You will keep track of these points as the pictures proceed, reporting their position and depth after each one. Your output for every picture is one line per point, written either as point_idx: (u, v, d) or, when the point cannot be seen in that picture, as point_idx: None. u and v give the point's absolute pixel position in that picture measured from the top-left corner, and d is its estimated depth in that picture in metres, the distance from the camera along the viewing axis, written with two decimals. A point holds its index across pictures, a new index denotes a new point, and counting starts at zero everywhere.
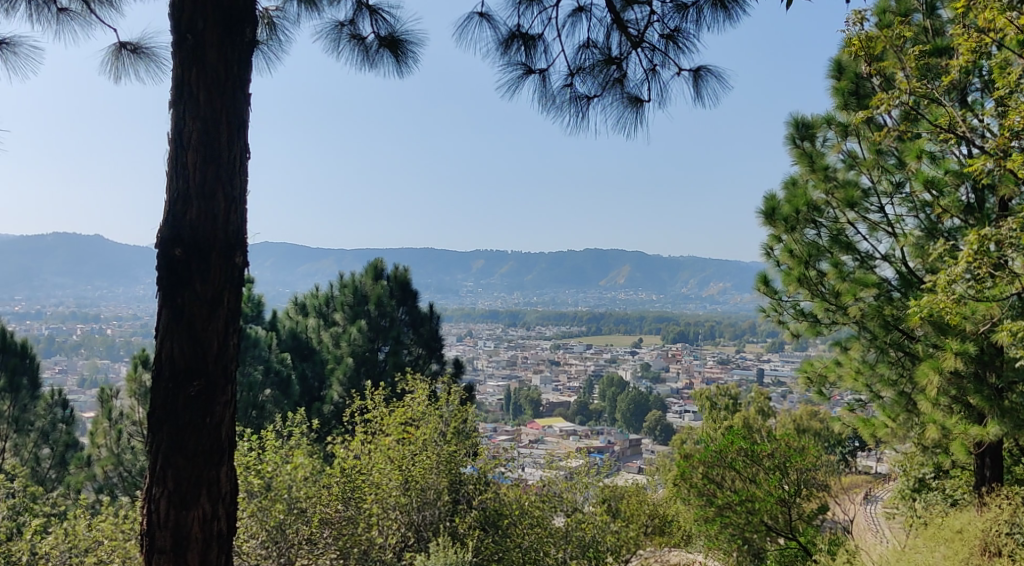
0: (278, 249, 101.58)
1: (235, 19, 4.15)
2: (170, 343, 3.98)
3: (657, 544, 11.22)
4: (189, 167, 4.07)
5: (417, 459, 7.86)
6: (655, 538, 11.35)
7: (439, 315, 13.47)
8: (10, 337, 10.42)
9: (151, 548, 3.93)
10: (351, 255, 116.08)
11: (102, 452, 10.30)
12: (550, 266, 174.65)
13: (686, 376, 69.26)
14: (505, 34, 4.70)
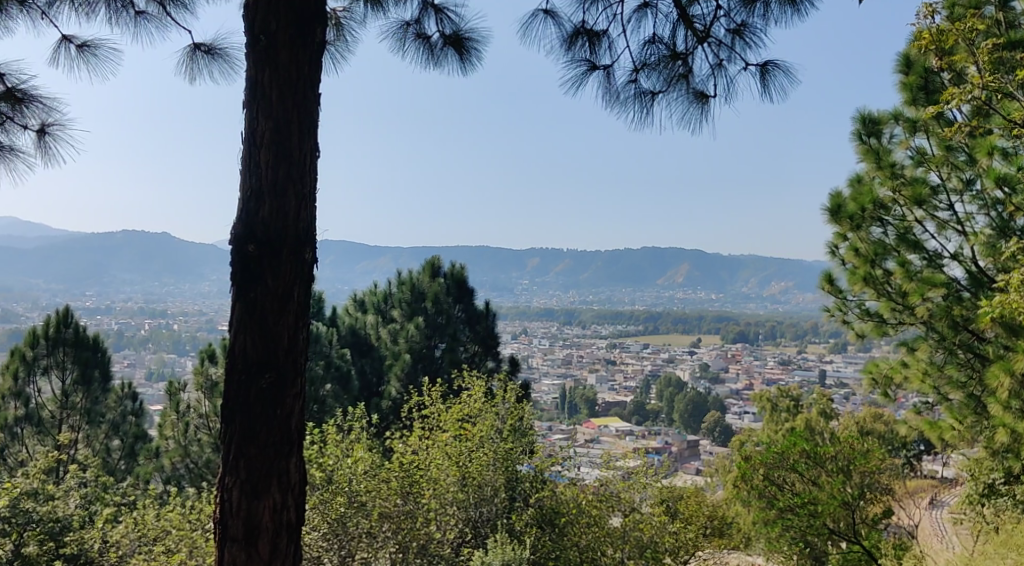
0: (334, 249, 103.09)
1: (305, 18, 4.23)
2: (243, 338, 4.06)
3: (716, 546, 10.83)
4: (262, 165, 4.17)
5: (474, 456, 7.90)
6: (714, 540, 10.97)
7: (496, 312, 13.40)
8: (82, 332, 10.71)
9: (223, 538, 4.02)
10: (404, 253, 117.07)
11: (170, 444, 10.56)
12: (600, 266, 174.00)
13: (744, 377, 68.45)
14: (569, 32, 4.71)
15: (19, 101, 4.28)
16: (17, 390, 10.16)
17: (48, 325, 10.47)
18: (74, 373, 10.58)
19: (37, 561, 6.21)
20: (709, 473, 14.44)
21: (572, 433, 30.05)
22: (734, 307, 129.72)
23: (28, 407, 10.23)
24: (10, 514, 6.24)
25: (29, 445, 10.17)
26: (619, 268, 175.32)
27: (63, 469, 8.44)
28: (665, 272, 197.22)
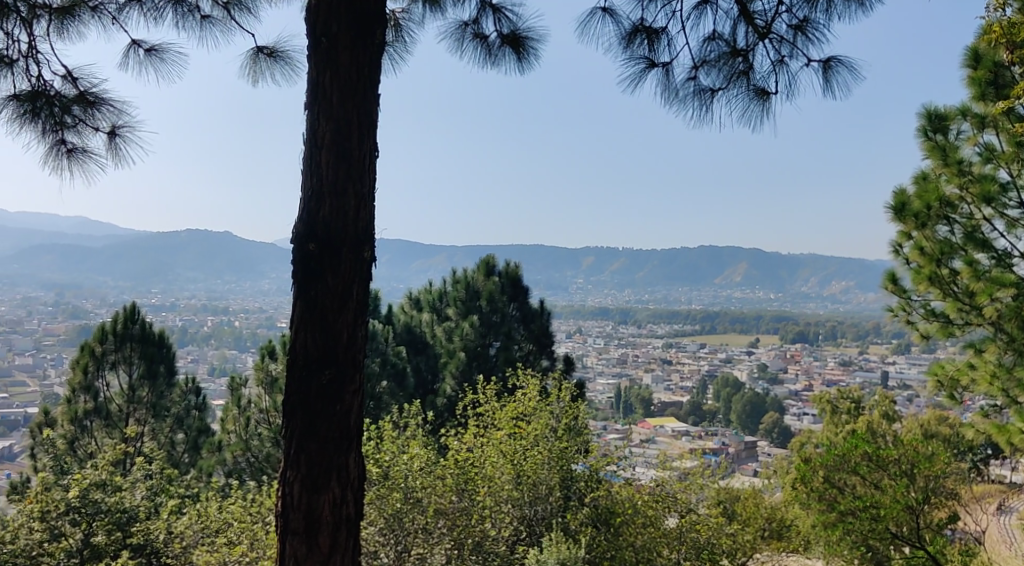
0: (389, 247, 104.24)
1: (366, 21, 4.27)
2: (304, 336, 4.13)
3: (773, 549, 10.25)
4: (322, 165, 4.23)
5: (529, 454, 7.92)
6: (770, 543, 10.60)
7: (551, 311, 13.36)
8: (148, 328, 10.99)
9: (285, 529, 4.09)
10: (458, 250, 117.73)
11: (232, 438, 10.86)
12: (655, 265, 172.45)
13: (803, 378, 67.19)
14: (628, 30, 4.68)
15: (88, 104, 4.35)
16: (86, 384, 10.48)
17: (116, 321, 10.79)
18: (140, 368, 10.84)
19: (106, 551, 6.42)
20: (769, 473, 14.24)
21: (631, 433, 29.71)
22: (791, 307, 127.32)
23: (97, 401, 10.55)
24: (79, 505, 6.49)
25: (97, 437, 10.49)
26: (673, 266, 173.45)
27: (131, 462, 8.71)
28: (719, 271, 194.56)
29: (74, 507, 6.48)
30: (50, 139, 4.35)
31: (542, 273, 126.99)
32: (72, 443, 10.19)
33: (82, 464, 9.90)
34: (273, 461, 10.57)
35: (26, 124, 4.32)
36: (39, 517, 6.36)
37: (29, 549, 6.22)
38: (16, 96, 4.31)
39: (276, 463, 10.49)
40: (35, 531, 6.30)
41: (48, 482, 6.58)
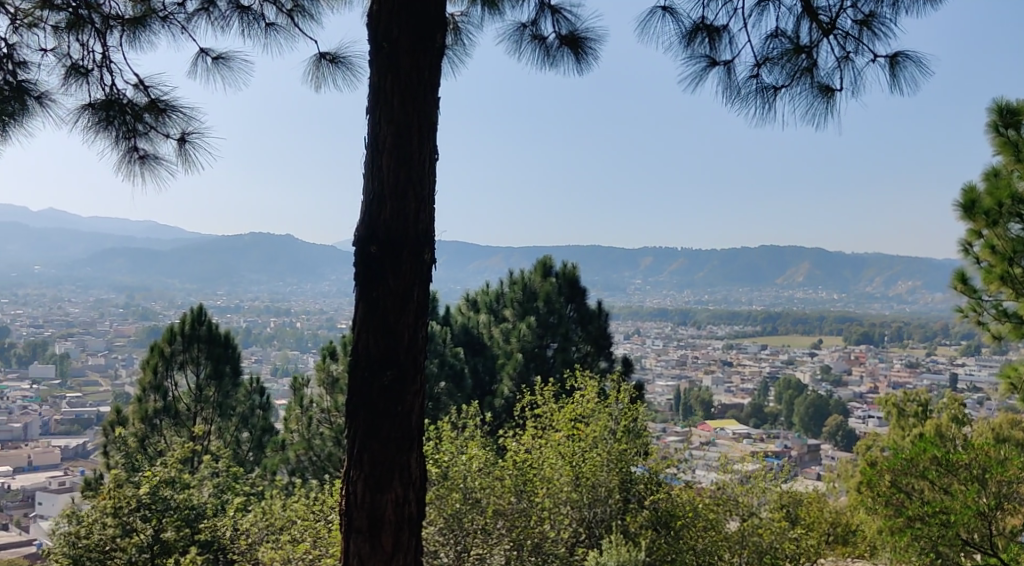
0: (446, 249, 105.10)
1: (426, 26, 4.31)
2: (365, 337, 4.18)
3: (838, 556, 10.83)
4: (383, 168, 4.28)
5: (587, 456, 7.90)
6: (837, 548, 10.98)
7: (609, 312, 13.27)
8: (215, 329, 11.25)
9: (349, 528, 4.15)
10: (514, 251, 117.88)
11: (295, 437, 11.17)
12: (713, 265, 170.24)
13: (867, 380, 65.50)
14: (688, 28, 4.62)
15: (159, 112, 4.46)
16: (156, 384, 10.78)
17: (184, 322, 11.08)
18: (206, 369, 11.12)
19: (175, 546, 6.59)
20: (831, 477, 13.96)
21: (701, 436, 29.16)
22: (856, 307, 124.21)
23: (166, 400, 10.82)
24: (150, 502, 6.65)
25: (166, 435, 10.72)
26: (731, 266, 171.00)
27: (199, 459, 8.93)
28: (778, 270, 191.04)
29: (144, 504, 6.64)
30: (123, 146, 4.47)
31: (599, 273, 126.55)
32: (143, 440, 10.47)
33: (153, 461, 10.16)
34: (334, 460, 10.82)
35: (101, 131, 4.44)
36: (112, 513, 6.56)
37: (103, 544, 6.44)
38: (91, 104, 4.44)
39: (337, 462, 10.78)
40: (108, 526, 6.48)
41: (121, 479, 6.80)
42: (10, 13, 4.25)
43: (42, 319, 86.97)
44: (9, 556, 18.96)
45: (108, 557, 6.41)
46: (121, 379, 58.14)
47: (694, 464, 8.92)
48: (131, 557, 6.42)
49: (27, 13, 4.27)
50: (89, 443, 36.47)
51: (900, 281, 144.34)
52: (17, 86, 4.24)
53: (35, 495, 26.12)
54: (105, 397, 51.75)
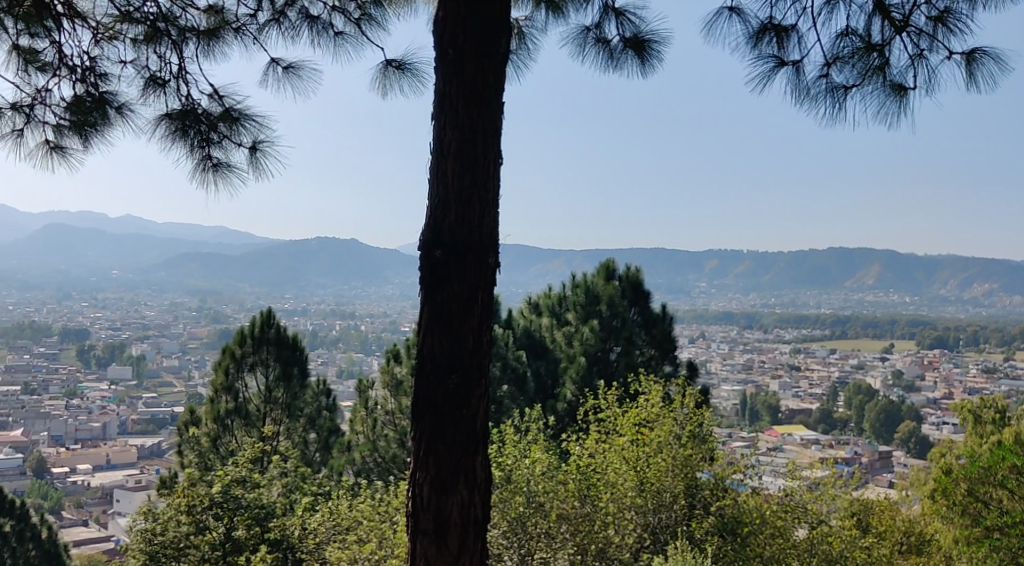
0: (510, 254, 105.38)
1: (490, 32, 4.34)
2: (430, 341, 4.23)
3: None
4: (448, 173, 4.31)
5: (652, 461, 7.89)
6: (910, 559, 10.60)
7: (673, 316, 13.14)
8: (283, 332, 11.53)
9: (415, 529, 4.20)
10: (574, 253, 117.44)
11: (360, 438, 11.96)
12: (777, 266, 166.93)
13: (943, 385, 63.36)
14: (756, 29, 4.54)
15: (233, 120, 4.58)
16: (228, 385, 11.04)
17: (254, 325, 11.34)
18: (275, 370, 11.35)
19: (246, 544, 6.71)
20: (902, 485, 13.64)
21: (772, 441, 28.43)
22: (929, 310, 120.31)
23: (237, 401, 11.07)
24: (222, 501, 6.82)
25: (237, 435, 10.98)
26: (796, 267, 167.42)
27: (268, 459, 9.12)
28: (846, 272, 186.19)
29: (217, 502, 6.81)
30: (198, 155, 4.59)
31: (660, 275, 125.50)
32: (215, 439, 10.72)
33: (224, 461, 10.39)
34: (398, 462, 11.51)
35: (177, 140, 4.57)
36: (186, 511, 6.77)
37: (177, 541, 6.64)
38: (168, 114, 4.58)
39: (401, 463, 11.48)
40: (183, 524, 6.70)
41: (194, 477, 7.03)
42: (93, 27, 4.40)
43: (119, 323, 90.66)
44: (89, 551, 19.78)
45: (182, 555, 6.60)
46: (194, 380, 60.33)
47: (762, 470, 8.70)
48: (205, 555, 6.61)
49: (107, 26, 4.41)
50: (165, 442, 37.80)
51: (975, 282, 139.12)
52: (98, 98, 4.38)
53: (113, 493, 27.23)
54: (179, 397, 53.71)
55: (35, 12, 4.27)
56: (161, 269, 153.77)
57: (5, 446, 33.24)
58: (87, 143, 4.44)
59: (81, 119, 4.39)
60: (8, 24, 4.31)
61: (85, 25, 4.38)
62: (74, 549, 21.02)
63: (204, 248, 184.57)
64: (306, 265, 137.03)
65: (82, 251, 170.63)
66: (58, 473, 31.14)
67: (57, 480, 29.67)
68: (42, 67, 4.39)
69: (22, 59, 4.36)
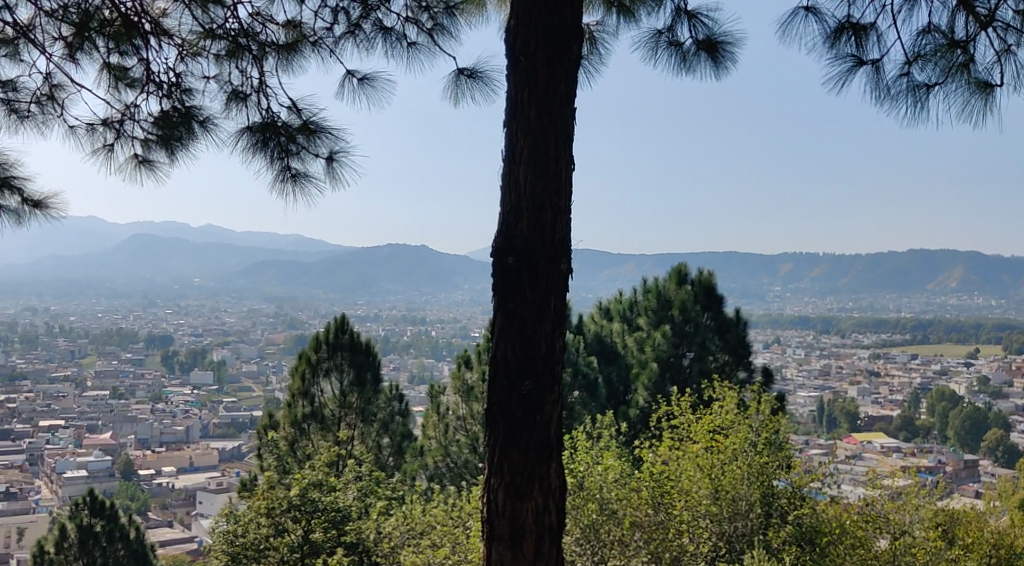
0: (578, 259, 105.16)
1: (564, 37, 4.18)
2: (504, 345, 4.08)
3: None
4: (521, 180, 4.16)
5: (727, 468, 7.81)
6: None
7: (748, 321, 12.85)
8: (356, 338, 11.71)
9: (491, 536, 4.06)
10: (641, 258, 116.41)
11: (433, 443, 12.08)
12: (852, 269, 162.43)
13: None
14: (833, 28, 4.44)
15: (311, 133, 4.68)
16: (304, 390, 11.30)
17: (328, 331, 11.62)
18: (349, 376, 11.54)
19: (323, 547, 6.83)
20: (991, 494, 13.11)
21: (860, 448, 27.35)
22: (1016, 313, 115.00)
23: (313, 405, 11.30)
24: (299, 504, 6.97)
25: (314, 439, 11.23)
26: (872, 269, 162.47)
27: (344, 463, 9.29)
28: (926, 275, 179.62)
29: (294, 505, 6.97)
30: (278, 166, 4.71)
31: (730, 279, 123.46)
32: (293, 443, 10.96)
33: (300, 464, 10.57)
34: (470, 467, 11.67)
35: (258, 152, 4.71)
36: (265, 513, 6.94)
37: (258, 543, 6.79)
38: (250, 128, 4.72)
39: (472, 468, 11.60)
40: (263, 526, 6.86)
41: (274, 480, 7.21)
42: (178, 44, 4.55)
43: (200, 330, 93.91)
44: (173, 551, 20.47)
45: (262, 556, 6.75)
46: (272, 385, 61.92)
47: (841, 478, 8.44)
48: (284, 556, 6.71)
49: (192, 43, 4.57)
50: (245, 445, 38.91)
51: None
52: (184, 113, 4.53)
53: (197, 495, 28.19)
54: (258, 401, 55.24)
55: (125, 30, 4.44)
56: (239, 278, 158.70)
57: (98, 449, 34.89)
58: (173, 156, 4.60)
59: (167, 133, 4.55)
60: (100, 42, 4.48)
61: (171, 42, 4.54)
62: (159, 549, 21.81)
63: (279, 256, 189.31)
64: (375, 272, 139.21)
65: (166, 260, 177.52)
66: (145, 474, 32.48)
67: (144, 482, 30.96)
68: (132, 83, 4.56)
69: (113, 77, 4.54)
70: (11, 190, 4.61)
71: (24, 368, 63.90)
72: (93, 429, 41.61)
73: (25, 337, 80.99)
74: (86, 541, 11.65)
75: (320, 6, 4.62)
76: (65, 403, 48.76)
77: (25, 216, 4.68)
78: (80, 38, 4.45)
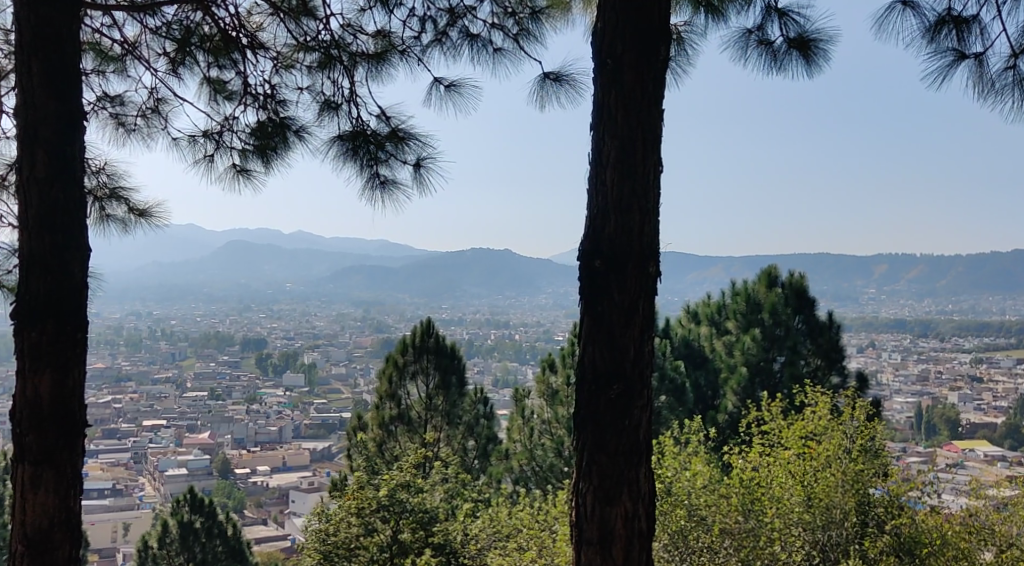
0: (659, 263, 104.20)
1: (652, 37, 3.95)
2: (591, 349, 3.90)
3: None
4: (608, 183, 3.96)
5: (820, 476, 7.66)
6: None
7: (842, 324, 12.42)
8: (442, 342, 11.83)
9: (580, 541, 3.87)
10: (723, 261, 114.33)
11: (518, 446, 12.18)
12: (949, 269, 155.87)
13: None
14: (933, 21, 4.28)
15: (400, 140, 4.75)
16: (391, 392, 11.54)
17: (414, 335, 11.76)
18: (435, 379, 11.70)
19: (411, 547, 6.89)
20: None
21: (967, 458, 25.92)
22: None
23: (400, 408, 11.54)
24: (388, 504, 7.06)
25: (401, 441, 11.49)
26: None
27: (430, 465, 9.45)
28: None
29: (383, 505, 7.04)
30: (367, 174, 4.82)
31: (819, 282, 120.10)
32: (380, 444, 11.27)
33: (388, 466, 10.86)
34: (555, 471, 11.66)
35: (348, 160, 4.82)
36: (356, 513, 7.07)
37: (349, 542, 6.96)
38: (341, 136, 4.83)
39: (558, 473, 11.63)
40: (354, 525, 7.01)
41: (363, 480, 7.36)
42: (273, 56, 4.70)
43: (291, 333, 96.97)
44: (267, 549, 21.10)
45: (353, 555, 6.90)
46: (360, 387, 63.29)
47: (943, 488, 8.02)
48: (373, 556, 6.86)
49: (287, 56, 4.71)
50: (335, 446, 39.85)
51: None
52: (279, 123, 4.66)
53: (289, 494, 29.04)
54: (347, 402, 56.53)
55: (223, 45, 4.60)
56: (326, 284, 163.15)
57: (198, 448, 36.40)
58: (269, 165, 4.75)
59: (263, 143, 4.71)
60: (200, 56, 4.66)
61: (267, 55, 4.69)
62: (255, 545, 22.56)
63: (364, 262, 192.86)
64: (456, 277, 140.89)
65: (258, 264, 183.71)
66: (241, 473, 33.65)
67: (240, 481, 32.03)
68: (230, 96, 4.72)
69: (212, 89, 4.71)
70: (119, 200, 4.81)
71: (129, 369, 67.26)
72: (193, 428, 43.60)
73: (131, 341, 85.41)
74: (186, 537, 12.15)
75: (409, 15, 4.69)
76: (168, 404, 51.10)
77: (130, 225, 4.91)
78: (181, 53, 4.64)
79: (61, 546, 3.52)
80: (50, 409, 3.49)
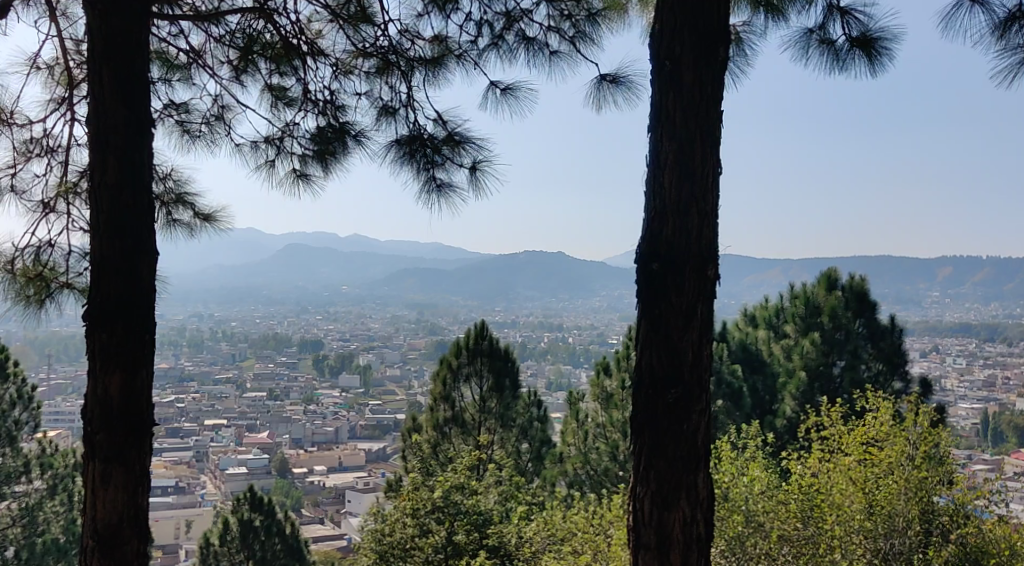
0: None
1: (711, 37, 3.90)
2: (650, 353, 3.87)
3: None
4: (667, 186, 3.92)
5: (881, 483, 7.46)
6: None
7: (905, 327, 12.16)
8: (496, 344, 11.87)
9: (637, 545, 3.84)
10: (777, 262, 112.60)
11: (572, 450, 12.21)
12: None
13: None
14: (1004, 17, 4.16)
15: (456, 143, 4.77)
16: (446, 394, 11.62)
17: (469, 337, 11.81)
18: (489, 381, 11.73)
19: (465, 549, 6.93)
20: None
21: None
22: None
23: (454, 410, 11.63)
24: (443, 505, 7.13)
25: (455, 442, 11.56)
26: None
27: (485, 467, 9.51)
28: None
29: (438, 506, 7.13)
30: (424, 177, 4.85)
31: None
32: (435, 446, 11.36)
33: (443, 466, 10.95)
34: (610, 475, 11.63)
35: (405, 163, 4.86)
36: (411, 514, 7.17)
37: (404, 542, 7.07)
38: (398, 140, 4.88)
39: (612, 477, 11.58)
40: (409, 526, 7.10)
41: (418, 481, 7.42)
42: (332, 63, 4.77)
43: (346, 335, 98.38)
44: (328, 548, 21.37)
45: (408, 555, 6.99)
46: (414, 389, 63.77)
47: (1012, 496, 7.73)
48: (428, 556, 6.93)
49: (346, 62, 4.78)
50: (388, 446, 40.24)
51: None
52: (339, 128, 4.73)
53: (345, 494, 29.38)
54: (401, 404, 56.98)
55: (285, 52, 4.69)
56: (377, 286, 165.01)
57: (257, 447, 37.08)
58: (328, 169, 4.83)
59: (323, 148, 4.79)
60: (262, 64, 4.76)
61: (326, 61, 4.76)
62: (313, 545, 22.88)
63: (414, 264, 194.15)
64: (506, 279, 141.22)
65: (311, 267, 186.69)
66: (298, 473, 34.15)
67: (297, 480, 32.48)
68: (290, 102, 4.81)
69: (273, 97, 4.81)
70: (184, 205, 4.93)
71: (191, 370, 68.98)
72: (252, 427, 44.49)
73: (192, 341, 87.59)
74: (247, 535, 12.38)
75: (466, 19, 4.72)
76: (228, 404, 52.18)
77: (195, 228, 5.02)
78: (244, 61, 4.75)
79: (129, 541, 3.60)
80: (119, 409, 3.59)
